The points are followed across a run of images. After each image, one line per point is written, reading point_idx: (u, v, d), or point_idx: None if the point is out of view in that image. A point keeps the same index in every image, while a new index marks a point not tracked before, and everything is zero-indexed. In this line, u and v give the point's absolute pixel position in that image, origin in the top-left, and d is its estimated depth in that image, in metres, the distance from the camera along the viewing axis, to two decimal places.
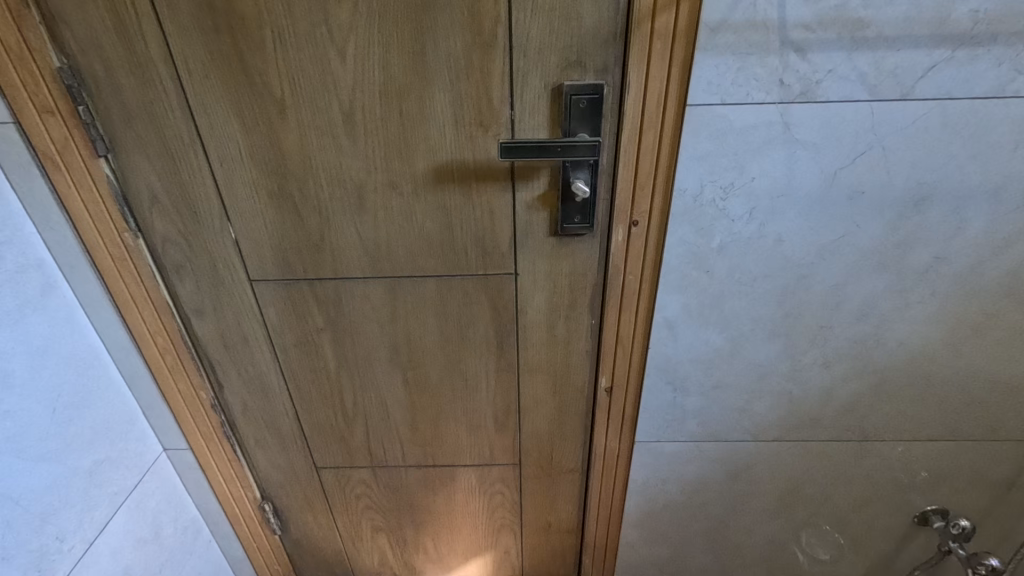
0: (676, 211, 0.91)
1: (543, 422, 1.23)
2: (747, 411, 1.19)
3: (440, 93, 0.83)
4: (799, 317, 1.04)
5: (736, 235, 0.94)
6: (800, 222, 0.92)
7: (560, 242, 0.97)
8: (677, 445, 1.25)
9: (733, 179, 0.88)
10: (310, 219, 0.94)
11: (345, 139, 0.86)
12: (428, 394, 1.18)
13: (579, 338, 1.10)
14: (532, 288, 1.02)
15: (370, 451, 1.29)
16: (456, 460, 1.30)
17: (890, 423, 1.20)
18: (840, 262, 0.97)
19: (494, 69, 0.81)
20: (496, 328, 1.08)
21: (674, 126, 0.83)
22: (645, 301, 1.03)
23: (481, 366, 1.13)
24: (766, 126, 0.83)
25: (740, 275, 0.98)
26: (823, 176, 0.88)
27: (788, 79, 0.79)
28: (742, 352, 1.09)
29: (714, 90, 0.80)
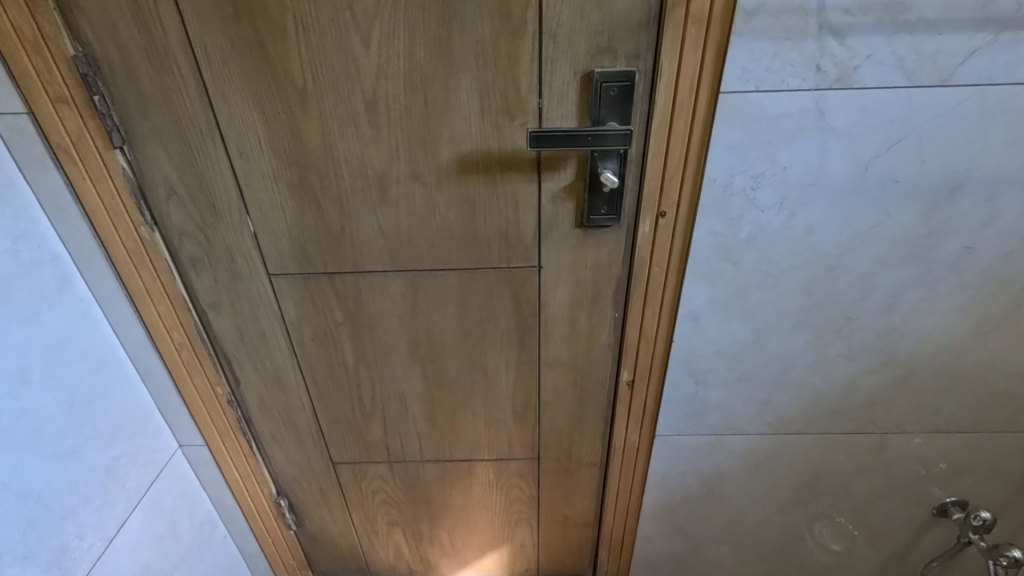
0: (706, 201, 0.89)
1: (562, 416, 1.22)
2: (769, 403, 1.18)
3: (466, 81, 0.80)
4: (826, 309, 1.02)
5: (765, 226, 0.92)
6: (831, 213, 0.91)
7: (585, 234, 0.95)
8: (698, 438, 1.24)
9: (765, 168, 0.86)
10: (331, 211, 0.92)
11: (368, 129, 0.84)
12: (447, 389, 1.17)
13: (601, 331, 1.08)
14: (555, 281, 1.01)
15: (388, 446, 1.27)
16: (474, 455, 1.29)
17: (913, 414, 1.19)
18: (870, 253, 0.95)
19: (522, 56, 0.79)
20: (517, 321, 1.06)
21: (706, 114, 0.82)
22: (669, 293, 1.02)
23: (501, 360, 1.12)
24: (800, 114, 0.81)
25: (767, 267, 0.97)
26: (857, 166, 0.86)
27: (825, 65, 0.77)
28: (767, 345, 1.08)
29: (748, 76, 0.78)
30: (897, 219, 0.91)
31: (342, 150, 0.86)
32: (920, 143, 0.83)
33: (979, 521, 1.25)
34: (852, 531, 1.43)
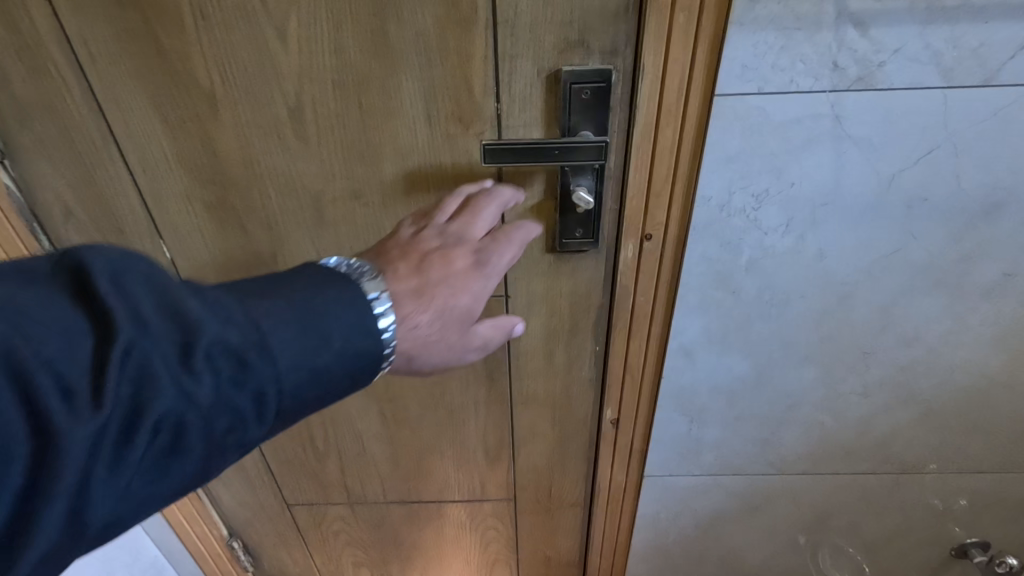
0: (698, 222, 0.76)
1: (540, 456, 1.08)
2: (772, 442, 1.05)
3: (409, 83, 0.66)
4: (838, 342, 0.89)
5: (769, 250, 0.78)
6: (846, 236, 0.77)
7: (559, 260, 0.82)
8: (691, 478, 1.11)
9: (769, 184, 0.72)
10: (259, 235, 0.78)
11: (294, 140, 0.70)
12: (409, 428, 1.03)
13: (581, 366, 0.94)
14: (526, 312, 0.87)
15: (347, 486, 1.14)
16: (444, 496, 1.16)
17: (933, 453, 1.06)
18: (891, 280, 0.82)
19: (475, 52, 0.65)
20: (484, 356, 0.92)
21: (697, 122, 0.68)
22: (657, 325, 0.88)
23: (469, 398, 0.98)
24: (811, 121, 0.67)
25: (771, 296, 0.83)
26: (879, 181, 0.72)
27: (843, 61, 0.63)
28: (770, 381, 0.94)
29: (750, 76, 0.64)
30: (924, 242, 0.77)
31: (265, 166, 0.72)
32: (955, 154, 0.70)
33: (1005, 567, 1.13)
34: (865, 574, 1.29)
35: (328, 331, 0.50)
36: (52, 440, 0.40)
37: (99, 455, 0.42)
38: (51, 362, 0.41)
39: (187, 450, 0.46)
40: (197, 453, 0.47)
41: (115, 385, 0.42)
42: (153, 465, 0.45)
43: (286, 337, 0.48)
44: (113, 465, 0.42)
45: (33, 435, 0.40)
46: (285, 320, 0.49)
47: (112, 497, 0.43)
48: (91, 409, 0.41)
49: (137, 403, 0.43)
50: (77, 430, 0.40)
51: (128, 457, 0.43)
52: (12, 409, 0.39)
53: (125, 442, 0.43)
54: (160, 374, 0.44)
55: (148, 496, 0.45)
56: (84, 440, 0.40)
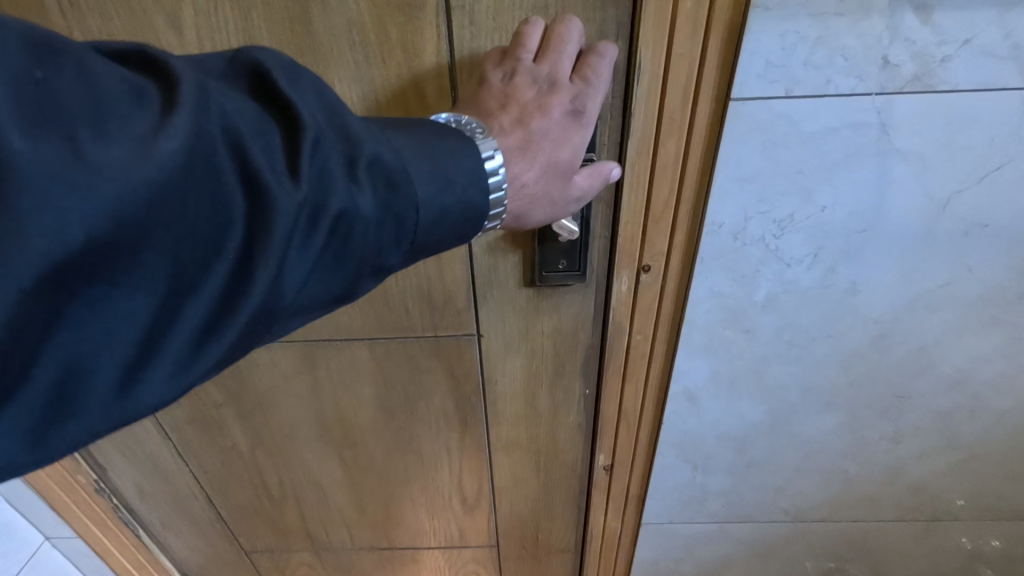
0: (706, 252, 0.62)
1: (525, 503, 0.96)
2: (788, 490, 0.92)
3: (343, 85, 0.53)
4: (869, 385, 0.76)
5: (791, 284, 0.65)
6: (886, 268, 0.64)
7: (539, 295, 0.68)
8: (694, 525, 0.99)
9: (793, 208, 0.59)
10: None
11: None
12: (374, 475, 0.91)
13: (569, 411, 0.81)
14: (502, 353, 0.74)
15: (310, 533, 1.02)
16: (418, 543, 1.04)
17: (974, 503, 0.92)
18: (938, 319, 0.68)
19: (423, 46, 0.51)
20: (456, 400, 0.80)
21: (706, 133, 0.54)
22: (657, 367, 0.75)
23: (440, 444, 0.86)
24: (850, 132, 0.54)
25: (791, 336, 0.70)
26: (931, 205, 0.58)
27: (895, 56, 0.49)
28: (789, 427, 0.81)
29: (774, 75, 0.50)
30: (980, 275, 0.64)
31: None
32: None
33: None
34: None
35: (452, 174, 0.41)
36: (262, 203, 0.34)
37: (295, 238, 0.35)
38: (230, 115, 0.35)
39: (372, 255, 0.39)
40: (373, 248, 0.39)
41: (307, 155, 0.36)
42: (333, 259, 0.38)
43: (423, 167, 0.40)
44: (297, 262, 0.36)
45: (244, 196, 0.34)
46: (424, 145, 0.41)
47: (298, 291, 0.37)
48: (292, 180, 0.35)
49: (324, 184, 0.36)
50: (285, 202, 0.34)
51: (316, 242, 0.36)
52: (224, 156, 0.34)
53: (311, 227, 0.36)
54: (342, 171, 0.37)
55: (318, 300, 0.39)
56: (281, 224, 0.34)
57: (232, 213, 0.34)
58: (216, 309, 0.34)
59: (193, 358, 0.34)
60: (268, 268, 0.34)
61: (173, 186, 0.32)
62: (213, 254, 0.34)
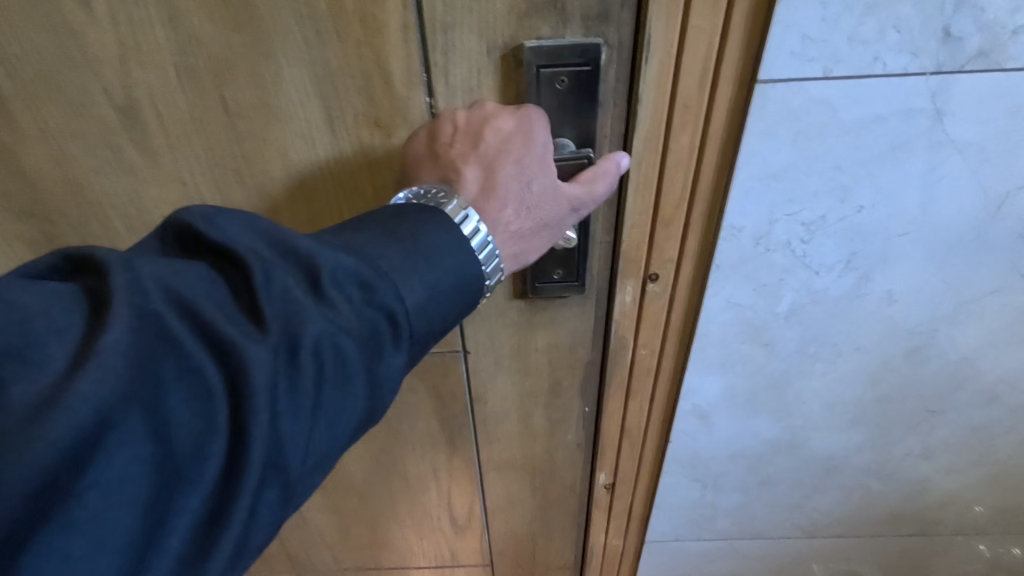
0: (724, 260, 0.54)
1: (520, 523, 0.89)
2: (807, 509, 0.85)
3: (291, 70, 0.43)
4: (899, 401, 0.68)
5: (818, 293, 0.57)
6: (927, 275, 0.55)
7: (532, 308, 0.60)
8: (702, 544, 0.92)
9: (826, 209, 0.50)
10: None
11: (136, 156, 0.48)
12: (356, 497, 0.84)
13: (566, 430, 0.74)
14: (492, 370, 0.66)
15: (289, 555, 0.95)
16: (406, 563, 0.97)
17: (1004, 516, 0.86)
18: (981, 327, 0.60)
19: (385, 19, 0.41)
20: (441, 421, 0.72)
21: (728, 123, 0.45)
22: (664, 382, 0.67)
23: (426, 466, 0.78)
24: (896, 119, 0.45)
25: (816, 350, 0.62)
26: (985, 203, 0.50)
27: (959, 27, 0.40)
28: (808, 445, 0.74)
29: (812, 52, 0.41)
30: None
31: (105, 193, 0.50)
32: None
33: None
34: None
35: (433, 257, 0.38)
36: (231, 362, 0.31)
37: (279, 406, 0.32)
38: (177, 283, 0.32)
39: (377, 372, 0.36)
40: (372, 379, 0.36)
41: (264, 292, 0.33)
42: (330, 396, 0.34)
43: (394, 258, 0.37)
44: (293, 396, 0.32)
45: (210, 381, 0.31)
46: (387, 236, 0.38)
47: (304, 455, 0.33)
48: (260, 330, 0.32)
49: (294, 319, 0.33)
50: (260, 360, 0.31)
51: (306, 388, 0.33)
52: (183, 327, 0.31)
53: (293, 369, 0.32)
54: (305, 295, 0.34)
55: (332, 452, 0.35)
56: (260, 382, 0.31)
57: (210, 388, 0.30)
58: (213, 506, 0.30)
59: (202, 561, 0.30)
60: (259, 440, 0.31)
61: (134, 395, 0.29)
62: (199, 449, 0.30)
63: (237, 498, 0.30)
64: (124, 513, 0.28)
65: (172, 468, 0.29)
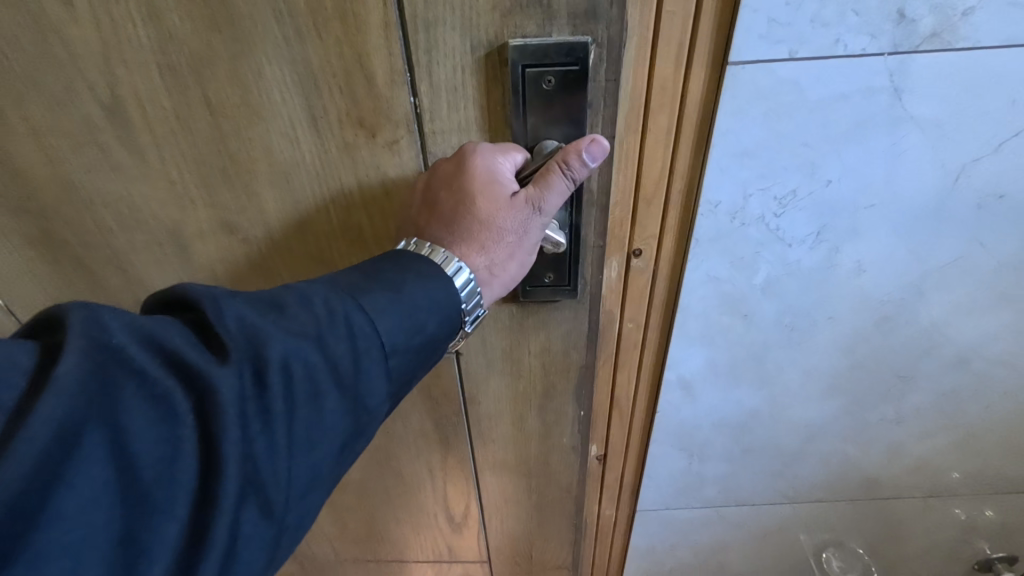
0: (702, 234, 0.52)
1: (517, 522, 0.89)
2: (789, 476, 0.80)
3: (273, 68, 0.42)
4: (873, 370, 0.65)
5: (791, 267, 0.54)
6: (896, 249, 0.53)
7: (522, 312, 0.59)
8: (687, 513, 0.88)
9: (796, 182, 0.48)
10: (109, 277, 0.57)
11: (122, 153, 0.48)
12: (354, 491, 0.84)
13: (561, 433, 0.73)
14: (484, 371, 0.65)
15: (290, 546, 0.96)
16: (406, 556, 0.97)
17: (1013, 489, 0.80)
18: (948, 299, 0.58)
19: (365, 15, 0.40)
20: (434, 420, 0.72)
21: (703, 99, 0.43)
22: (649, 355, 0.65)
23: (421, 464, 0.78)
24: (856, 98, 0.43)
25: (793, 321, 0.60)
26: (943, 176, 0.48)
27: (913, 7, 0.39)
28: (787, 414, 0.71)
29: (779, 34, 0.40)
30: (997, 249, 0.53)
31: (97, 192, 0.50)
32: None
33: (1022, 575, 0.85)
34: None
35: (417, 302, 0.40)
36: (198, 386, 0.33)
37: (248, 428, 0.34)
38: (141, 320, 0.33)
39: (359, 390, 0.38)
40: (353, 395, 0.38)
41: (220, 322, 0.35)
42: (307, 435, 0.36)
43: (382, 301, 0.39)
44: (268, 423, 0.34)
45: (181, 395, 0.33)
46: (380, 282, 0.40)
47: (287, 474, 0.35)
48: (219, 358, 0.34)
49: (256, 342, 0.35)
50: (224, 381, 0.33)
51: (278, 408, 0.35)
52: (147, 358, 0.32)
53: (263, 395, 0.34)
54: (274, 328, 0.35)
55: (318, 468, 0.37)
56: (227, 402, 0.33)
57: (176, 409, 0.32)
58: (192, 531, 0.32)
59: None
60: (230, 458, 0.33)
61: (97, 416, 0.30)
62: (166, 474, 0.32)
63: (215, 517, 0.32)
64: (97, 538, 0.30)
65: (143, 495, 0.31)
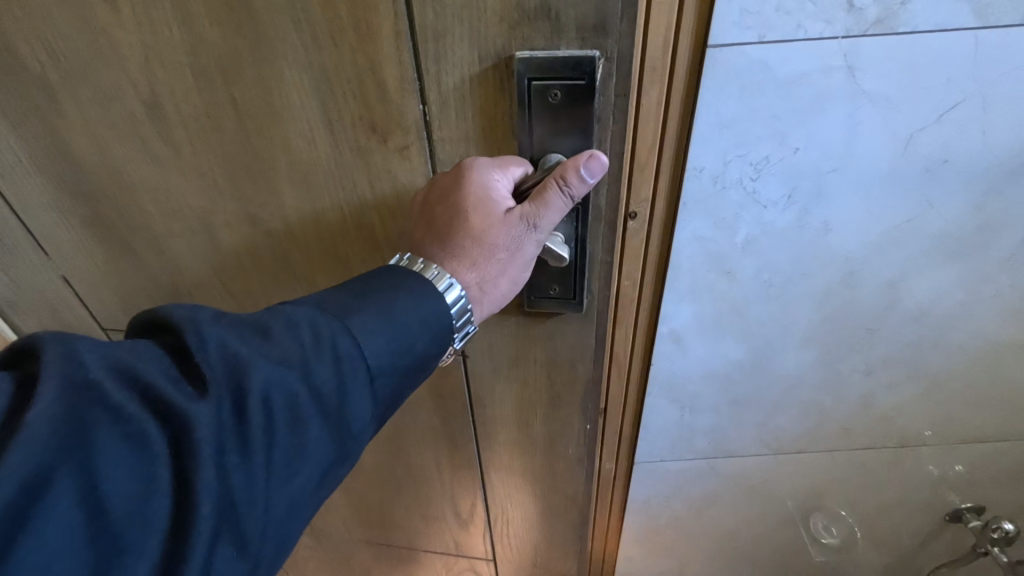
0: (689, 196, 0.50)
1: (523, 526, 0.88)
2: (774, 428, 0.74)
3: (293, 74, 0.44)
4: (847, 326, 0.61)
5: (767, 227, 0.52)
6: (865, 212, 0.51)
7: (528, 322, 0.59)
8: (677, 464, 0.81)
9: (767, 150, 0.46)
10: (150, 258, 0.61)
11: (160, 145, 0.51)
12: (366, 477, 0.87)
13: (566, 443, 0.72)
14: (491, 376, 0.66)
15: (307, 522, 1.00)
16: (416, 544, 0.99)
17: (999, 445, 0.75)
18: (913, 257, 0.54)
19: (376, 26, 0.41)
20: (442, 418, 0.73)
21: (689, 69, 0.42)
22: (646, 309, 0.60)
23: (429, 458, 0.80)
24: (813, 76, 0.42)
25: (771, 277, 0.56)
26: (896, 143, 0.46)
27: None
28: (766, 367, 0.66)
29: (752, 18, 0.40)
30: (948, 208, 0.50)
31: (140, 180, 0.54)
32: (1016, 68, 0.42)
33: (998, 533, 0.79)
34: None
35: (405, 323, 0.40)
36: (174, 422, 0.33)
37: (225, 462, 0.34)
38: (119, 356, 0.34)
39: (341, 416, 0.38)
40: (336, 421, 0.38)
41: (200, 354, 0.35)
42: (286, 465, 0.36)
43: (370, 322, 0.39)
44: (247, 456, 0.35)
45: (158, 431, 0.33)
46: (369, 304, 0.40)
47: (264, 506, 0.36)
48: (197, 391, 0.34)
49: (237, 372, 0.35)
50: (201, 416, 0.33)
51: (258, 441, 0.35)
52: (123, 395, 0.33)
53: (243, 425, 0.35)
54: (257, 358, 0.36)
55: (298, 497, 0.37)
56: (203, 438, 0.33)
57: (151, 447, 0.33)
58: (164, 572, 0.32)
59: None
60: (205, 496, 0.33)
61: (70, 455, 0.31)
62: (138, 514, 0.32)
63: (187, 558, 0.32)
64: None
65: (114, 537, 0.31)
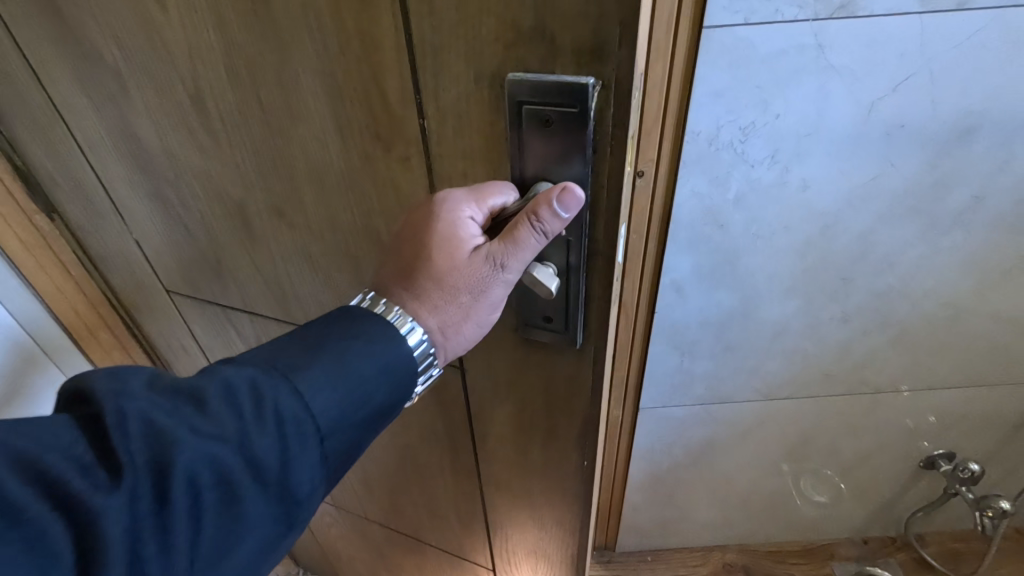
0: (686, 158, 0.50)
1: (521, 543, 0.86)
2: (764, 374, 0.71)
3: (307, 79, 0.47)
4: (826, 271, 0.59)
5: (753, 188, 0.52)
6: (838, 173, 0.52)
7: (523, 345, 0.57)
8: (680, 410, 0.75)
9: (751, 117, 0.48)
10: (203, 238, 0.65)
11: (200, 137, 0.55)
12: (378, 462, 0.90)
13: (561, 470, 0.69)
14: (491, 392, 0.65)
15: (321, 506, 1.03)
16: (421, 536, 1.00)
17: (975, 387, 0.75)
18: (881, 215, 0.55)
19: (382, 39, 0.42)
20: (445, 420, 0.73)
21: (686, 47, 0.44)
22: (647, 265, 0.59)
23: (434, 459, 0.80)
24: (789, 53, 0.44)
25: (758, 231, 0.56)
26: (858, 110, 0.48)
27: None
28: (755, 316, 0.64)
29: (741, 3, 0.42)
30: (906, 166, 0.52)
31: (178, 163, 0.58)
32: (960, 45, 0.45)
33: (965, 474, 0.82)
34: (898, 559, 0.98)
35: (360, 376, 0.36)
36: (78, 519, 0.28)
37: (140, 562, 0.29)
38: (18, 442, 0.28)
39: (288, 488, 0.33)
40: (280, 493, 0.33)
41: (119, 431, 0.30)
42: (214, 552, 0.31)
43: (320, 378, 0.35)
44: (166, 551, 0.30)
45: (63, 527, 0.28)
46: (322, 358, 0.35)
47: None
48: (110, 480, 0.29)
49: (161, 450, 0.30)
50: (112, 511, 0.28)
51: (181, 527, 0.30)
52: (17, 492, 0.27)
53: (162, 512, 0.29)
54: (185, 430, 0.31)
55: None
56: (113, 537, 0.28)
57: (51, 553, 0.27)
58: None
59: None
60: None
61: None
62: None
63: None
64: None
65: None
